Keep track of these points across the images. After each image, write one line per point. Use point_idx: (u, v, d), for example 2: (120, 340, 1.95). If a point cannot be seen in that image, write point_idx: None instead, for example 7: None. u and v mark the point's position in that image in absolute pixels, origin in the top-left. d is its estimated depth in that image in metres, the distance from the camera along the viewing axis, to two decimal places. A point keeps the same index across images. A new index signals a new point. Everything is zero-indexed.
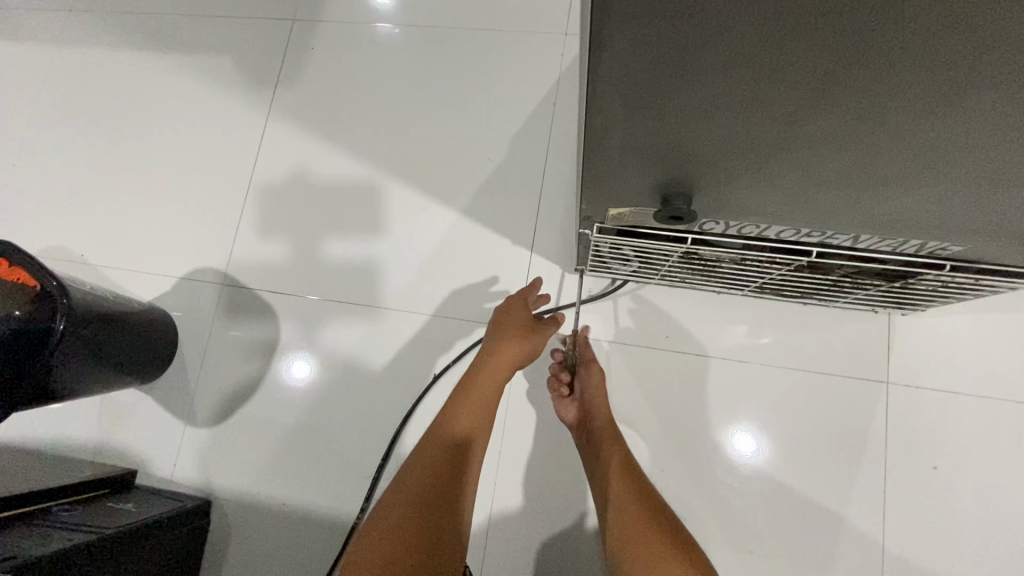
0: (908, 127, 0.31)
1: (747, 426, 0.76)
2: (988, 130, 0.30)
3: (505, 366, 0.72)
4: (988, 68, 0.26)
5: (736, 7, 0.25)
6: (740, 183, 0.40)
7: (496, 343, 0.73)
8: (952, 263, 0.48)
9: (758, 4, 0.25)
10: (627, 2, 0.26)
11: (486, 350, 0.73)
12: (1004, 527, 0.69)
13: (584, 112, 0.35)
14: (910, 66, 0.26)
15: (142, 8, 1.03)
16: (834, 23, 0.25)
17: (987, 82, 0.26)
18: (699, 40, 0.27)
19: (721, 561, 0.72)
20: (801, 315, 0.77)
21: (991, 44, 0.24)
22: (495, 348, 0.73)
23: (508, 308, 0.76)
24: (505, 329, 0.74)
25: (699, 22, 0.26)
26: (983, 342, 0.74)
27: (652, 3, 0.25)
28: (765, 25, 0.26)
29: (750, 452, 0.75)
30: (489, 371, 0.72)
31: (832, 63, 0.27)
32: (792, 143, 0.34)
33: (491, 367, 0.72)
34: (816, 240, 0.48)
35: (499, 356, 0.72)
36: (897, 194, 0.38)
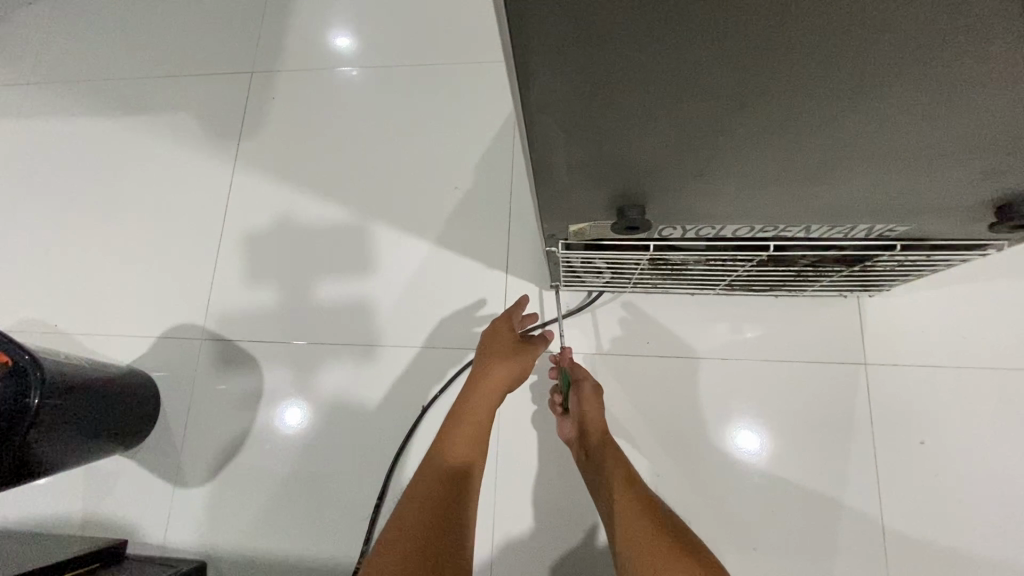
0: (825, 121, 0.33)
1: (744, 423, 0.77)
2: (897, 114, 0.32)
3: (496, 390, 0.72)
4: (879, 58, 0.28)
5: (644, 32, 0.27)
6: (686, 190, 0.42)
7: (486, 365, 0.73)
8: (902, 243, 0.50)
9: (662, 27, 0.27)
10: (545, 37, 0.27)
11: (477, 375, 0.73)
12: (1001, 495, 0.70)
13: (528, 140, 0.36)
14: (809, 66, 0.29)
15: (102, 74, 1.04)
16: (734, 37, 0.27)
17: (881, 71, 0.29)
18: (618, 63, 0.29)
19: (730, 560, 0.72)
20: (775, 307, 0.79)
21: (876, 37, 0.27)
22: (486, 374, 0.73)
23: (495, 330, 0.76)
24: (492, 352, 0.74)
25: (614, 48, 0.28)
26: (949, 314, 0.76)
27: (567, 37, 0.27)
28: (674, 42, 0.27)
29: (751, 448, 0.76)
30: (482, 395, 0.71)
31: (740, 72, 0.29)
32: (724, 147, 0.36)
33: (484, 390, 0.72)
34: (770, 235, 0.50)
35: (488, 380, 0.72)
36: (833, 184, 0.40)
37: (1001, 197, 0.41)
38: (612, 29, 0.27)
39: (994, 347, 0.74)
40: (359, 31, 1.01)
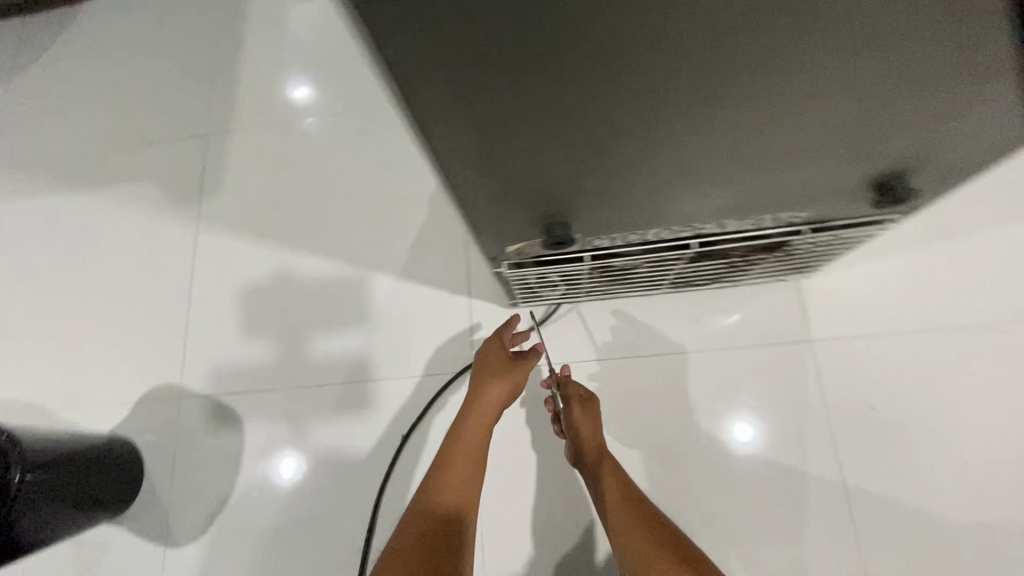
0: (694, 134, 0.37)
1: (745, 416, 0.79)
2: (753, 123, 0.36)
3: (490, 410, 0.74)
4: (719, 84, 0.32)
5: (512, 88, 0.31)
6: (597, 203, 0.46)
7: (480, 386, 0.75)
8: (808, 227, 0.55)
9: (526, 83, 0.31)
10: (429, 96, 0.31)
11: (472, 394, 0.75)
12: (955, 454, 0.75)
13: (445, 176, 0.40)
14: (662, 96, 0.33)
15: (68, 147, 1.07)
16: (590, 83, 0.31)
17: (725, 94, 0.33)
18: (499, 110, 0.33)
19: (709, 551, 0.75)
20: (722, 298, 0.84)
21: (710, 70, 0.31)
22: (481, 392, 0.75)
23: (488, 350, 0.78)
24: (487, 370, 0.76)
25: (491, 100, 0.32)
26: (881, 285, 0.81)
27: (447, 95, 0.31)
28: (541, 92, 0.32)
29: (747, 440, 0.79)
30: (477, 416, 0.74)
31: (606, 106, 0.33)
32: (615, 164, 0.40)
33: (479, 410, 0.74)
34: (689, 233, 0.54)
35: (483, 400, 0.74)
36: (724, 182, 0.44)
37: (874, 176, 0.45)
38: (484, 87, 0.31)
39: (931, 315, 0.80)
40: (316, 83, 1.06)
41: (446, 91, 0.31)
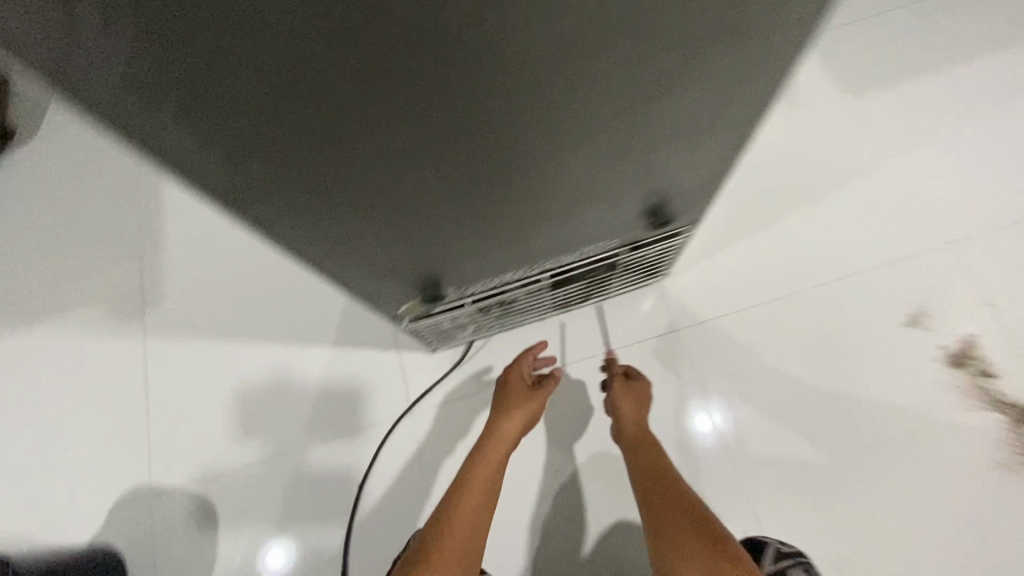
0: (494, 222, 0.53)
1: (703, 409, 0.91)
2: (530, 210, 0.53)
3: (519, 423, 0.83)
4: (490, 199, 0.48)
5: (352, 230, 0.47)
6: (452, 268, 0.62)
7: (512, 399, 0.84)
8: (625, 248, 0.72)
9: (359, 225, 0.46)
10: (298, 249, 0.47)
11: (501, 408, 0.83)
12: (821, 409, 0.88)
13: (333, 280, 0.55)
14: (455, 213, 0.49)
15: (12, 279, 1.14)
16: (402, 217, 0.47)
17: (497, 202, 0.49)
18: (349, 240, 0.48)
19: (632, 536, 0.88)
20: (609, 305, 0.97)
21: (476, 196, 0.47)
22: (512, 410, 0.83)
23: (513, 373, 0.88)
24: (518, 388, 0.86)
25: (341, 237, 0.47)
26: (735, 268, 0.95)
27: (311, 244, 0.47)
28: (371, 227, 0.47)
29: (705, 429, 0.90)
30: (509, 429, 0.82)
31: (421, 223, 0.49)
32: (451, 247, 0.56)
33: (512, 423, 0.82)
34: (536, 271, 0.70)
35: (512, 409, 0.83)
36: (539, 239, 0.61)
37: (645, 212, 0.62)
38: (332, 233, 0.46)
39: (789, 296, 0.93)
40: None
41: (299, 242, 0.46)
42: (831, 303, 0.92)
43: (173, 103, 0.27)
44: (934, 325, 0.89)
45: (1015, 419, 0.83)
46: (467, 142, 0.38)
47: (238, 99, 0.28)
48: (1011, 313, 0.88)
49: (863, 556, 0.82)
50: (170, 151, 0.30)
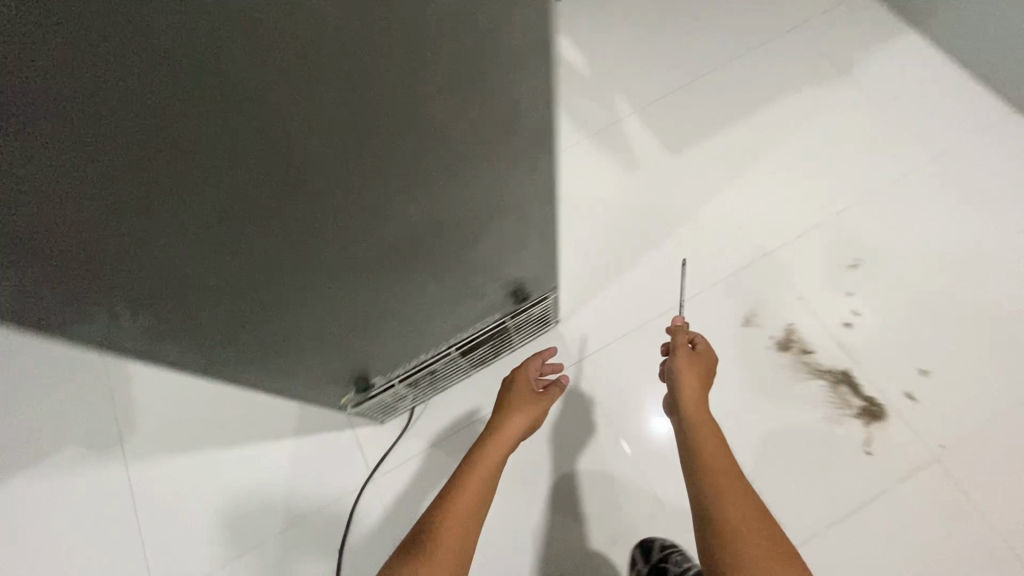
0: (392, 327, 0.74)
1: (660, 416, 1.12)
2: (416, 314, 0.74)
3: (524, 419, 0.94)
4: (382, 316, 0.69)
5: (287, 357, 0.66)
6: (373, 363, 0.82)
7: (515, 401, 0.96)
8: (507, 318, 0.94)
9: (292, 353, 0.66)
10: (250, 379, 0.66)
11: (507, 406, 0.95)
12: None
13: (280, 390, 0.74)
14: (360, 329, 0.69)
15: None
16: (321, 341, 0.67)
17: (388, 316, 0.70)
18: (287, 363, 0.68)
19: (573, 544, 1.05)
20: (520, 354, 1.19)
21: (371, 316, 0.68)
22: (519, 409, 0.96)
23: (518, 375, 1.00)
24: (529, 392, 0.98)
25: (280, 363, 0.67)
26: (609, 306, 1.21)
27: (258, 373, 0.66)
28: (301, 351, 0.67)
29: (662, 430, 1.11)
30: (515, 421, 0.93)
31: (336, 341, 0.69)
32: (366, 349, 0.76)
33: (519, 419, 0.94)
34: (443, 349, 0.91)
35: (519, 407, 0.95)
36: (434, 328, 0.82)
37: (508, 294, 0.85)
38: (274, 363, 0.66)
39: (655, 321, 1.19)
40: None
41: (251, 375, 0.65)
42: (687, 319, 1.17)
43: (162, 309, 0.45)
44: (763, 321, 1.15)
45: (832, 382, 1.09)
46: (347, 291, 0.59)
47: (202, 292, 0.46)
48: (815, 301, 1.15)
49: None
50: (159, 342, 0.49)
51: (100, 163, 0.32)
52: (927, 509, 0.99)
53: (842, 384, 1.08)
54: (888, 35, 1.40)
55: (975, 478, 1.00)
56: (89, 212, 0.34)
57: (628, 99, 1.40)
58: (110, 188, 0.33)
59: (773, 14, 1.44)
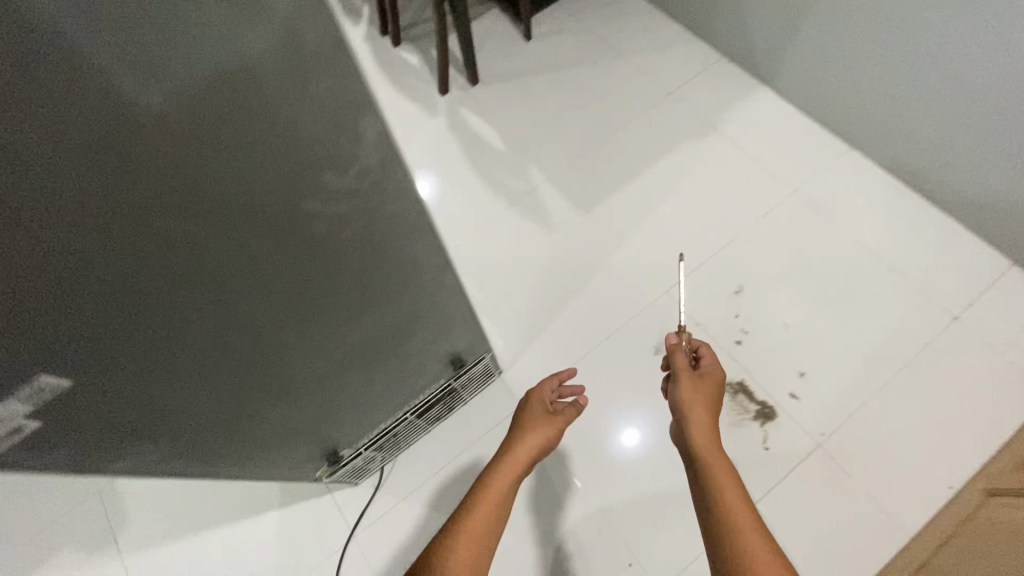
0: (352, 410, 0.90)
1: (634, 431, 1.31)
2: (370, 396, 0.90)
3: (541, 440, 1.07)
4: (342, 403, 0.85)
5: (268, 451, 0.81)
6: (340, 438, 0.97)
7: (532, 425, 1.10)
8: (452, 382, 1.12)
9: (272, 448, 0.81)
10: (238, 473, 0.80)
11: (525, 422, 1.10)
12: (623, 427, 1.32)
13: (263, 475, 0.89)
14: (325, 417, 0.85)
15: None
16: (295, 433, 0.82)
17: (347, 403, 0.86)
18: (269, 456, 0.83)
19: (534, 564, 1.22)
20: (471, 405, 1.36)
21: (333, 405, 0.83)
22: (536, 425, 1.10)
23: (535, 397, 1.15)
24: (539, 417, 1.12)
25: (263, 457, 0.82)
26: (544, 352, 1.41)
27: (244, 467, 0.80)
28: (279, 445, 0.82)
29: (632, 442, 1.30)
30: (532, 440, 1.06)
31: (308, 430, 0.85)
32: (332, 430, 0.92)
33: (536, 431, 1.07)
34: (400, 416, 1.08)
35: (534, 428, 1.08)
36: (388, 403, 0.98)
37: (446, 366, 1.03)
38: (258, 458, 0.81)
39: (583, 361, 1.39)
40: None
41: (238, 470, 0.79)
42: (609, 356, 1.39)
43: (175, 444, 0.60)
44: None
45: (732, 391, 1.30)
46: (313, 392, 0.75)
47: (203, 424, 0.61)
48: (711, 325, 1.38)
49: (675, 515, 1.23)
50: (171, 465, 0.63)
51: (130, 372, 0.47)
52: (818, 488, 1.20)
53: (738, 393, 1.30)
54: (747, 92, 1.69)
55: (853, 456, 1.23)
56: (120, 401, 0.48)
57: (540, 172, 1.65)
58: (138, 382, 0.48)
59: (651, 87, 1.73)
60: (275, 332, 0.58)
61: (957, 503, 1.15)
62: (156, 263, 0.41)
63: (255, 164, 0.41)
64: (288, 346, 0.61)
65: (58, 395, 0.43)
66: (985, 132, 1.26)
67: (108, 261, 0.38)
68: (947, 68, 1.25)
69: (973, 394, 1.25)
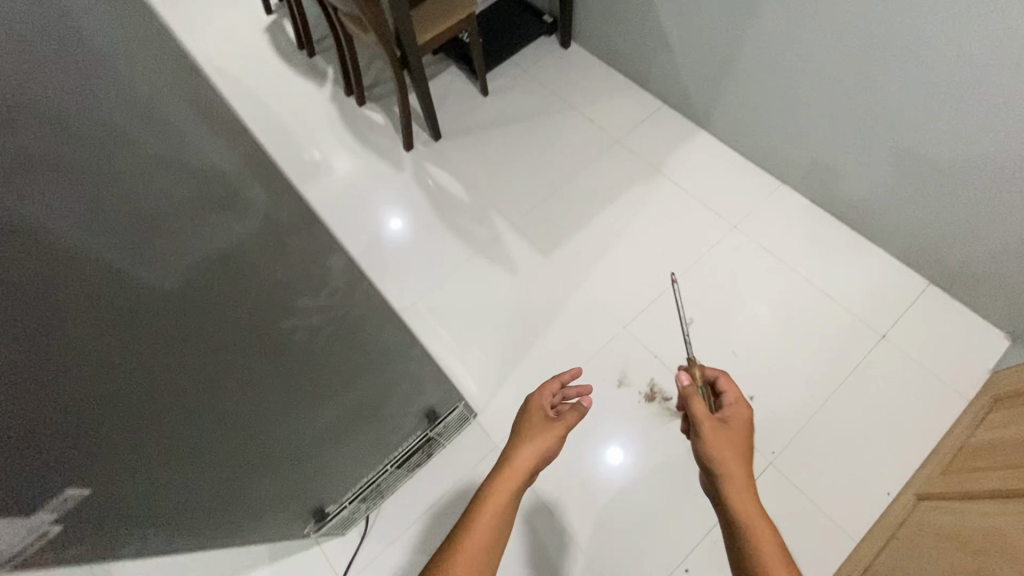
0: (335, 470, 0.98)
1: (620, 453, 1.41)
2: (351, 455, 0.98)
3: (540, 451, 1.00)
4: (324, 466, 0.92)
5: (256, 519, 0.86)
6: (326, 496, 1.04)
7: (531, 435, 1.02)
8: (430, 433, 1.20)
9: (261, 515, 0.87)
10: (230, 543, 0.85)
11: (522, 430, 1.03)
12: (593, 458, 1.41)
13: (254, 539, 0.95)
14: (310, 481, 0.92)
15: None
16: (280, 499, 0.88)
17: (330, 465, 0.94)
18: (258, 523, 0.88)
19: None
20: (450, 448, 1.44)
21: (315, 469, 0.90)
22: (534, 434, 1.02)
23: (534, 404, 1.08)
24: (538, 424, 1.05)
25: (252, 525, 0.87)
26: (515, 392, 1.49)
27: (236, 537, 0.86)
28: (268, 512, 0.88)
29: (613, 463, 1.40)
30: (529, 450, 0.99)
31: (293, 494, 0.91)
32: (317, 491, 0.99)
33: (533, 441, 1.01)
34: (382, 469, 1.16)
35: (535, 437, 1.02)
36: (370, 459, 1.06)
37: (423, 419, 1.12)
38: (248, 527, 0.86)
39: None
40: None
41: (230, 539, 0.84)
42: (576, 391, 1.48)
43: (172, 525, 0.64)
44: (632, 382, 1.48)
45: None
46: (295, 460, 0.82)
47: (194, 502, 0.65)
48: (667, 356, 1.50)
49: (646, 538, 1.32)
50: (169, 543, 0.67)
51: (130, 466, 0.51)
52: (772, 501, 1.31)
53: None
54: (687, 136, 1.84)
55: (801, 470, 1.34)
56: (123, 494, 0.52)
57: (504, 219, 1.76)
58: (138, 474, 0.53)
59: (600, 135, 1.88)
60: (250, 410, 0.64)
61: (891, 507, 1.27)
62: (141, 362, 0.47)
63: (194, 258, 0.49)
64: (263, 419, 0.67)
65: (73, 505, 0.47)
66: (893, 171, 1.42)
67: (115, 393, 0.45)
68: (855, 117, 1.41)
69: (901, 404, 1.39)
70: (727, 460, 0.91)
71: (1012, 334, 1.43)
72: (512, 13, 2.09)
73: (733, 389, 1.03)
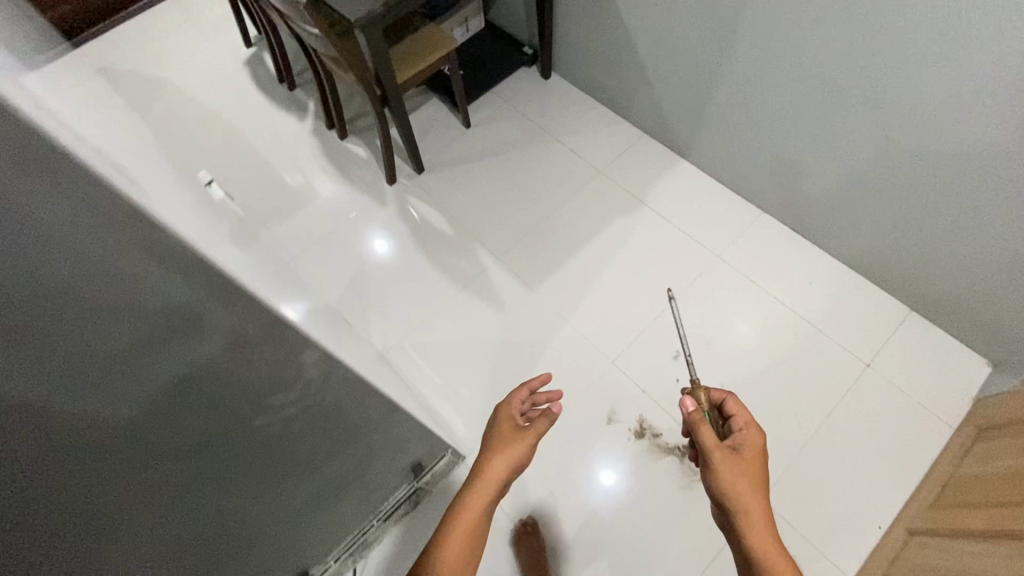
0: (319, 536, 0.95)
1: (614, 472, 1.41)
2: (333, 520, 0.95)
3: (508, 463, 1.05)
4: (305, 535, 0.89)
5: None
6: (311, 560, 1.02)
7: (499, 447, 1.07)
8: (416, 484, 1.18)
9: None
10: None
11: (491, 444, 1.08)
12: (585, 500, 1.38)
13: None
14: (292, 551, 0.89)
15: None
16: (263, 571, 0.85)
17: (312, 533, 0.91)
18: None
19: None
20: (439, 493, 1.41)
21: (296, 539, 0.87)
22: (501, 447, 1.07)
23: (502, 417, 1.12)
24: (507, 435, 1.10)
25: None
26: None
27: None
28: None
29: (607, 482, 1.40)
30: (496, 463, 1.05)
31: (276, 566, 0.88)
32: (301, 558, 0.96)
33: (502, 455, 1.06)
34: (368, 526, 1.13)
35: (502, 448, 1.07)
36: (354, 519, 1.04)
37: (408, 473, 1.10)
38: None
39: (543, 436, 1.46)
40: None
41: None
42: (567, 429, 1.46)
43: None
44: (621, 419, 1.47)
45: (680, 455, 1.41)
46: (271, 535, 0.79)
47: None
48: (656, 391, 1.49)
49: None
50: None
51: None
52: None
53: (685, 456, 1.41)
54: (668, 167, 1.85)
55: (793, 506, 1.34)
56: None
57: (489, 252, 1.75)
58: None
59: (582, 167, 1.88)
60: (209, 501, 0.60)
61: (882, 543, 1.27)
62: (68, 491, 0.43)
63: (130, 381, 0.45)
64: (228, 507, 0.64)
65: None
66: (872, 203, 1.44)
67: (54, 537, 0.44)
68: (833, 151, 1.43)
69: (890, 435, 1.40)
70: (741, 493, 0.90)
71: (994, 361, 1.45)
72: (493, 44, 2.10)
73: (744, 412, 1.01)
